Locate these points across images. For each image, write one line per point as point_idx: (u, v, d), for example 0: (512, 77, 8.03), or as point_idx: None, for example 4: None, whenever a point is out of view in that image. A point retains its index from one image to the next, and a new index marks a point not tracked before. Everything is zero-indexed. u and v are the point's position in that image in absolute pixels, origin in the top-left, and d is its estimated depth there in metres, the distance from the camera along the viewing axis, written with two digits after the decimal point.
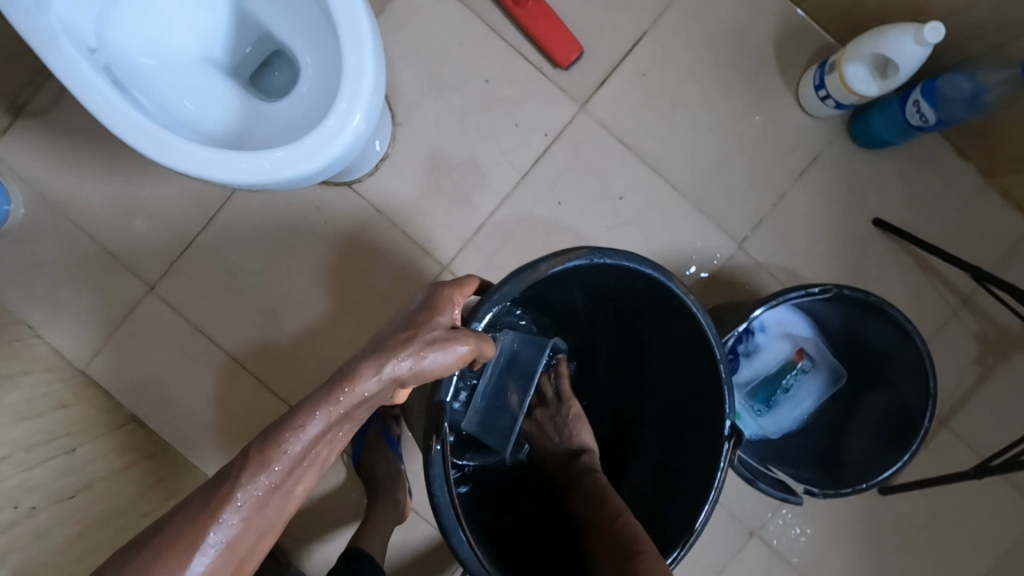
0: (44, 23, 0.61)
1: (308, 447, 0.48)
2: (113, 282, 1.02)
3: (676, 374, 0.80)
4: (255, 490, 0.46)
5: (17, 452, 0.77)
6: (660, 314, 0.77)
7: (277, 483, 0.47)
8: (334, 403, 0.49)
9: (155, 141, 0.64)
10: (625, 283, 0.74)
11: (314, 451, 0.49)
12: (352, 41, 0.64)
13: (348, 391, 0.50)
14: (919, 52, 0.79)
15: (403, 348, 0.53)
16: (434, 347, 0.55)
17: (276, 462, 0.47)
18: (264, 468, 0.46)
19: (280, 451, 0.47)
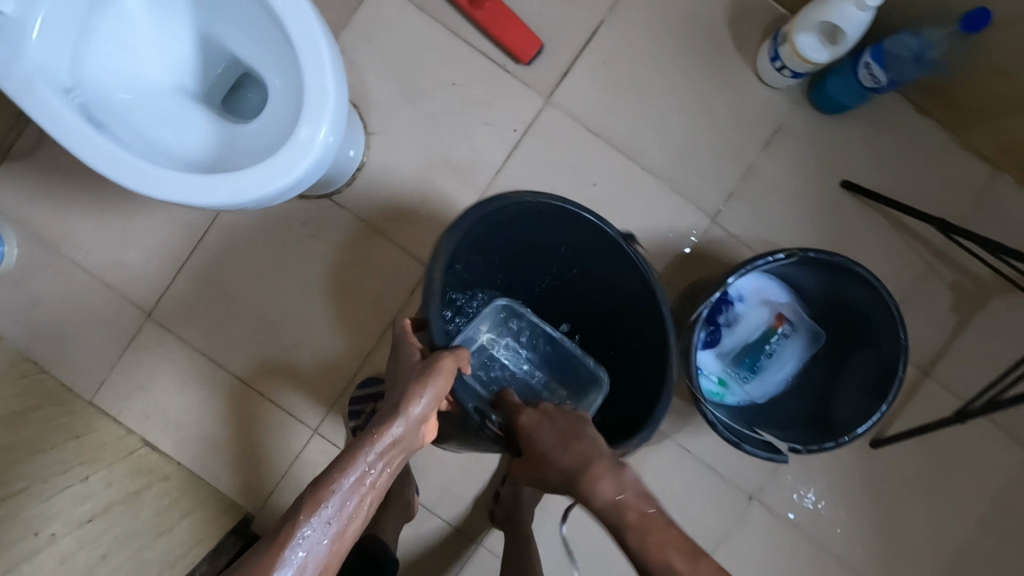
0: (19, 69, 0.64)
1: (352, 486, 0.57)
2: (112, 312, 1.05)
3: (619, 289, 0.86)
4: (313, 531, 0.53)
5: (35, 483, 0.80)
6: (575, 239, 0.84)
7: (332, 522, 0.54)
8: (366, 450, 0.59)
9: (139, 175, 0.67)
10: (525, 222, 0.82)
11: (358, 490, 0.57)
12: (313, 61, 0.67)
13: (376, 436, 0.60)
14: (863, 15, 0.81)
15: (411, 391, 0.63)
16: (430, 376, 0.65)
17: (328, 504, 0.55)
18: (318, 509, 0.54)
19: (329, 492, 0.55)
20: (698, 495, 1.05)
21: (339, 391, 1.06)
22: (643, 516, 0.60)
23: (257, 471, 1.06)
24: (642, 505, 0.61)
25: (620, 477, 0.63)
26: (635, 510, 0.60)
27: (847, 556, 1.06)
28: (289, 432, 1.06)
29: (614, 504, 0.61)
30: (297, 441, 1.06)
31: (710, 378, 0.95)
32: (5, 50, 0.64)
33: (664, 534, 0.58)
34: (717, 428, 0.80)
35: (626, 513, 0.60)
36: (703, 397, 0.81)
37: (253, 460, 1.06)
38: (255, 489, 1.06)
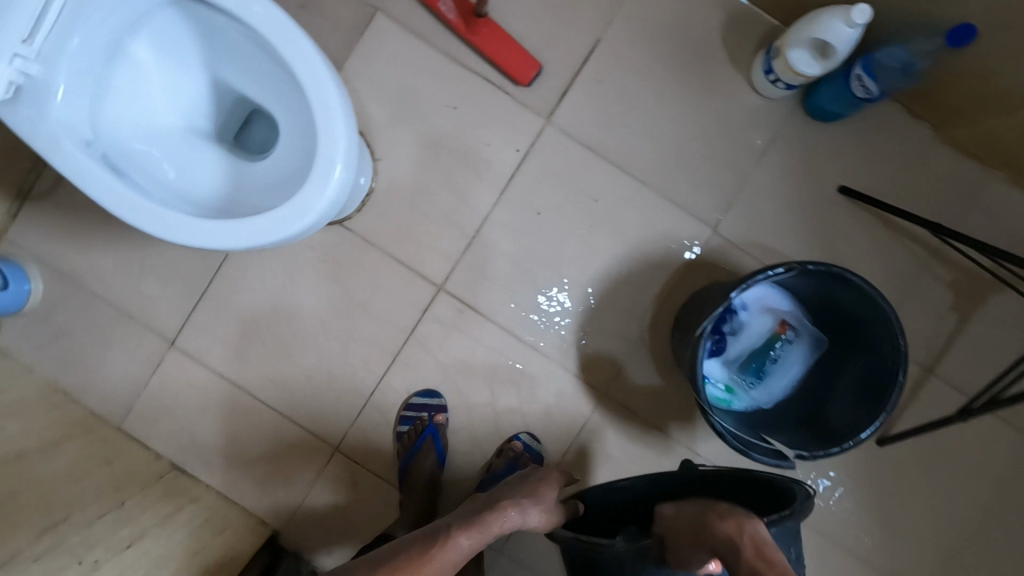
0: (45, 127, 0.67)
1: (463, 545, 0.75)
2: (136, 342, 1.09)
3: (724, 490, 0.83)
4: (425, 560, 0.72)
5: (73, 513, 0.86)
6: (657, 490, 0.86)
7: (439, 557, 0.73)
8: (485, 524, 0.77)
9: (166, 223, 0.70)
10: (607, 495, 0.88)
11: (464, 549, 0.75)
12: (321, 106, 0.69)
13: (496, 522, 0.77)
14: (851, 32, 0.83)
15: (531, 506, 0.81)
16: (544, 511, 0.82)
17: (443, 545, 0.74)
18: (435, 547, 0.74)
19: (448, 538, 0.75)
20: None
21: (358, 408, 1.09)
22: (758, 548, 0.64)
23: (281, 490, 1.10)
24: (763, 546, 0.65)
25: (744, 524, 0.67)
26: (753, 540, 0.65)
27: (857, 551, 1.08)
28: (310, 450, 1.10)
29: (734, 538, 0.66)
30: (318, 459, 1.10)
31: (716, 386, 0.98)
32: (30, 109, 0.67)
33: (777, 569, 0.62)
34: (725, 438, 0.82)
35: (745, 543, 0.65)
36: (711, 409, 0.84)
37: (277, 479, 1.10)
38: (280, 506, 1.10)
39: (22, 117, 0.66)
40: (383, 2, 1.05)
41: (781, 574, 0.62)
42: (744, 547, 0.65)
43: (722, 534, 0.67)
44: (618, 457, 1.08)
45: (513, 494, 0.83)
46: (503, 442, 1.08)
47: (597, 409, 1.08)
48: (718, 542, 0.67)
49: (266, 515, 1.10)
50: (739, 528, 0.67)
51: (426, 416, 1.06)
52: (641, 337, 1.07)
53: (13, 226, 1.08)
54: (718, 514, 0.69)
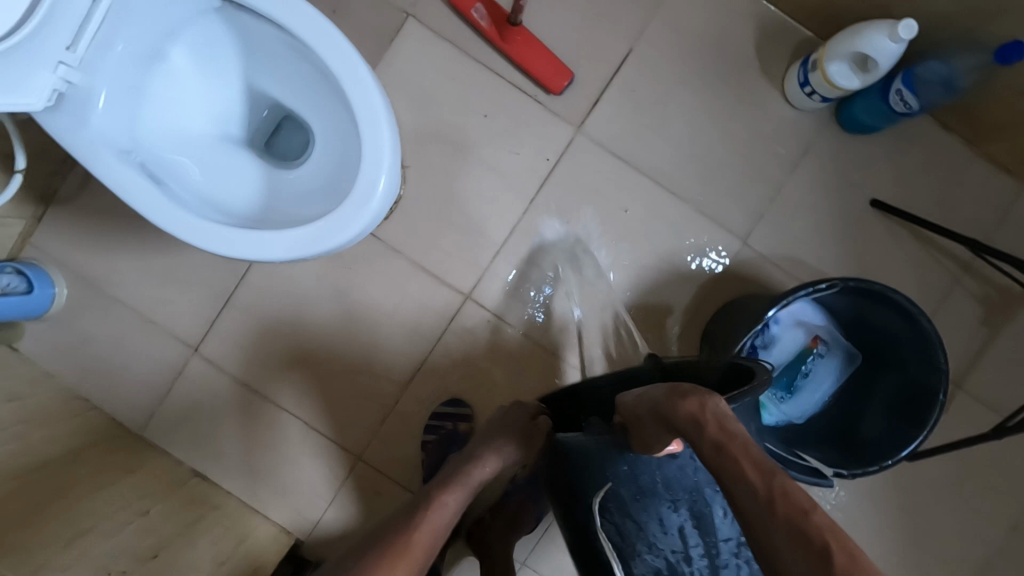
0: (87, 136, 0.66)
1: (447, 500, 0.69)
2: (159, 347, 1.08)
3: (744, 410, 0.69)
4: (412, 524, 0.65)
5: (99, 522, 0.84)
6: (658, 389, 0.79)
7: (424, 519, 0.66)
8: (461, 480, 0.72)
9: (205, 233, 0.69)
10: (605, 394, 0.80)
11: (450, 505, 0.69)
12: (368, 118, 0.68)
13: (473, 475, 0.74)
14: (896, 47, 0.83)
15: (502, 443, 0.78)
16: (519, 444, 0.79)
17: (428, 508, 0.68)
18: (417, 513, 0.67)
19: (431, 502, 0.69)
20: None
21: (382, 417, 1.09)
22: (720, 422, 0.53)
23: (304, 498, 1.09)
24: (732, 428, 0.53)
25: (705, 398, 0.55)
26: (715, 414, 0.53)
27: (883, 567, 1.08)
28: (332, 459, 1.09)
29: (698, 416, 0.54)
30: (341, 467, 1.09)
31: None
32: (72, 118, 0.66)
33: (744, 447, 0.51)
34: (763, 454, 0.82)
35: (707, 421, 0.53)
36: None
37: (300, 487, 1.09)
38: (303, 515, 1.09)
39: (63, 125, 0.66)
40: (415, 8, 1.04)
41: (747, 445, 0.51)
42: (708, 427, 0.52)
43: (683, 419, 0.55)
44: None
45: (477, 445, 0.80)
46: None
47: None
48: (680, 423, 0.55)
49: (288, 523, 1.09)
50: (702, 404, 0.55)
51: (449, 425, 1.05)
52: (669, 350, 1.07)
53: (37, 230, 1.07)
54: (678, 392, 0.57)
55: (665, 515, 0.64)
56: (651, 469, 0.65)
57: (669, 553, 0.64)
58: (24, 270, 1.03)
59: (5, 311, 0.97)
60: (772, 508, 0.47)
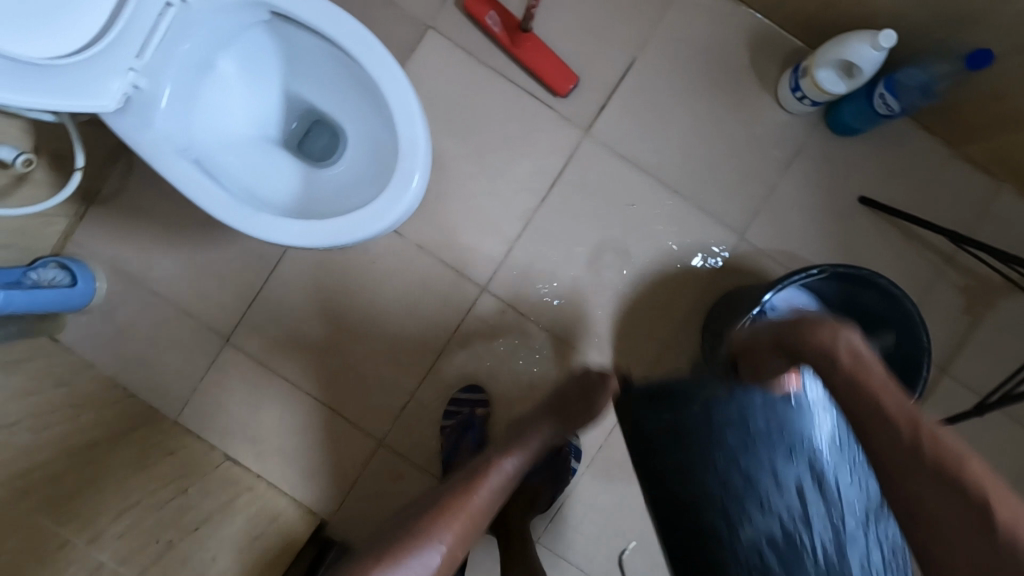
0: (151, 136, 0.73)
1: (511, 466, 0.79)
2: (193, 338, 1.15)
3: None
4: (480, 493, 0.74)
5: (145, 497, 0.91)
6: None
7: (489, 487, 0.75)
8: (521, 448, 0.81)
9: (258, 224, 0.76)
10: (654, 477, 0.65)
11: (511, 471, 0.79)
12: (405, 115, 0.75)
13: (530, 440, 0.82)
14: (877, 55, 0.92)
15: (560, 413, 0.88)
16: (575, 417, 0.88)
17: (494, 476, 0.77)
18: (484, 480, 0.76)
19: (498, 467, 0.78)
20: None
21: (403, 403, 1.15)
22: (860, 362, 0.59)
23: (330, 480, 1.15)
24: (912, 408, 0.55)
25: (839, 331, 0.61)
26: (915, 426, 0.53)
27: None
28: (357, 443, 1.15)
29: (875, 400, 0.56)
30: (365, 451, 1.15)
31: None
32: (138, 120, 0.73)
33: (895, 396, 0.56)
34: None
35: (859, 378, 0.57)
36: None
37: (325, 470, 1.15)
38: (328, 496, 1.15)
39: (129, 125, 0.73)
40: (434, 20, 1.12)
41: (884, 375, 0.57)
42: (903, 434, 0.53)
43: (881, 414, 0.55)
44: None
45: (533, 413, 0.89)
46: None
47: None
48: (816, 349, 0.61)
49: (314, 504, 1.15)
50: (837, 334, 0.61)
51: (467, 410, 1.11)
52: (673, 338, 1.14)
53: (79, 227, 1.14)
54: (829, 358, 0.60)
55: (781, 468, 0.64)
56: (760, 414, 0.65)
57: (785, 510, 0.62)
58: (68, 265, 1.10)
59: (51, 303, 1.04)
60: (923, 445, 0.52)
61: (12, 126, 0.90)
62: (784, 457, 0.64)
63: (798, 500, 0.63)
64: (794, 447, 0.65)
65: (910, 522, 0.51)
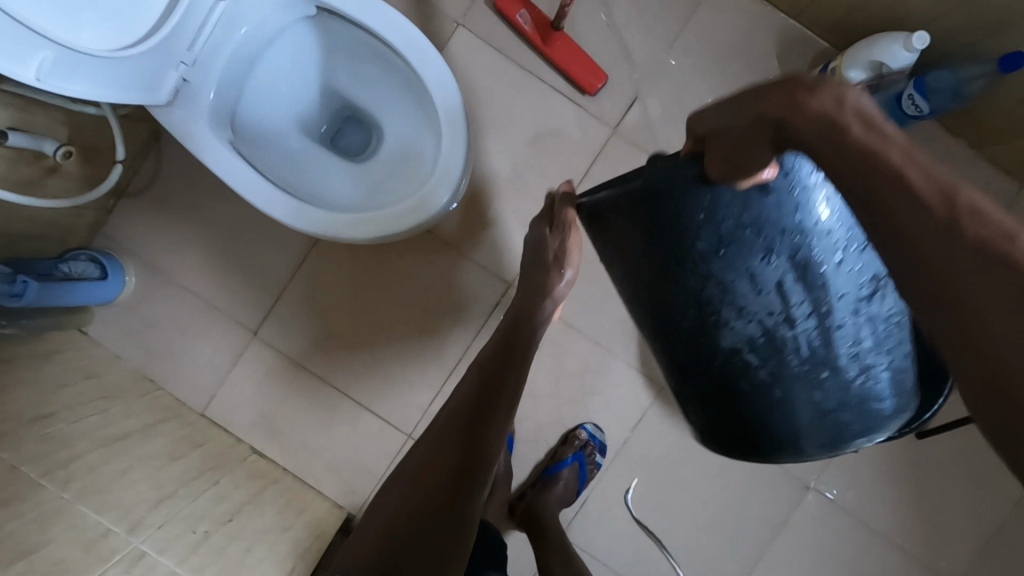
0: (198, 128, 0.74)
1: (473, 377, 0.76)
2: (220, 331, 1.16)
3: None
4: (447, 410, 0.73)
5: (179, 488, 0.92)
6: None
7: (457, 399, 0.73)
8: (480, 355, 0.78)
9: (299, 216, 0.77)
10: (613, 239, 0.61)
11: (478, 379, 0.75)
12: (448, 110, 0.76)
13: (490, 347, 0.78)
14: (909, 56, 0.94)
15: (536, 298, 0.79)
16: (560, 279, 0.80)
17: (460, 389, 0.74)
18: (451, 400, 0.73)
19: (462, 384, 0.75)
20: (756, 484, 1.17)
21: (430, 397, 1.16)
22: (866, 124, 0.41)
23: (356, 474, 1.16)
24: (941, 176, 0.39)
25: (845, 88, 0.42)
26: (859, 113, 0.41)
27: (896, 538, 1.17)
28: (384, 438, 1.16)
29: (895, 170, 0.39)
30: (391, 446, 1.16)
31: None
32: (187, 112, 0.74)
33: (913, 168, 0.39)
34: None
35: (846, 119, 0.41)
36: None
37: (351, 464, 1.16)
38: (353, 490, 1.16)
39: (178, 118, 0.74)
40: (464, 18, 1.13)
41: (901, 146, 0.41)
42: (933, 209, 0.38)
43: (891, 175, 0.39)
44: (674, 448, 1.16)
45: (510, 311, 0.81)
46: (567, 430, 1.16)
47: (656, 401, 1.15)
48: (814, 118, 0.42)
49: (340, 498, 1.16)
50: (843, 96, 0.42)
51: None
52: None
53: (108, 221, 1.15)
54: (828, 115, 0.42)
55: (761, 263, 0.56)
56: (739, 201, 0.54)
57: (764, 311, 0.57)
58: (98, 258, 1.10)
59: (82, 296, 1.05)
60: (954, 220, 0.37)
61: (47, 118, 0.90)
62: (763, 253, 0.55)
63: (776, 298, 0.56)
64: (773, 242, 0.55)
65: (926, 303, 0.39)
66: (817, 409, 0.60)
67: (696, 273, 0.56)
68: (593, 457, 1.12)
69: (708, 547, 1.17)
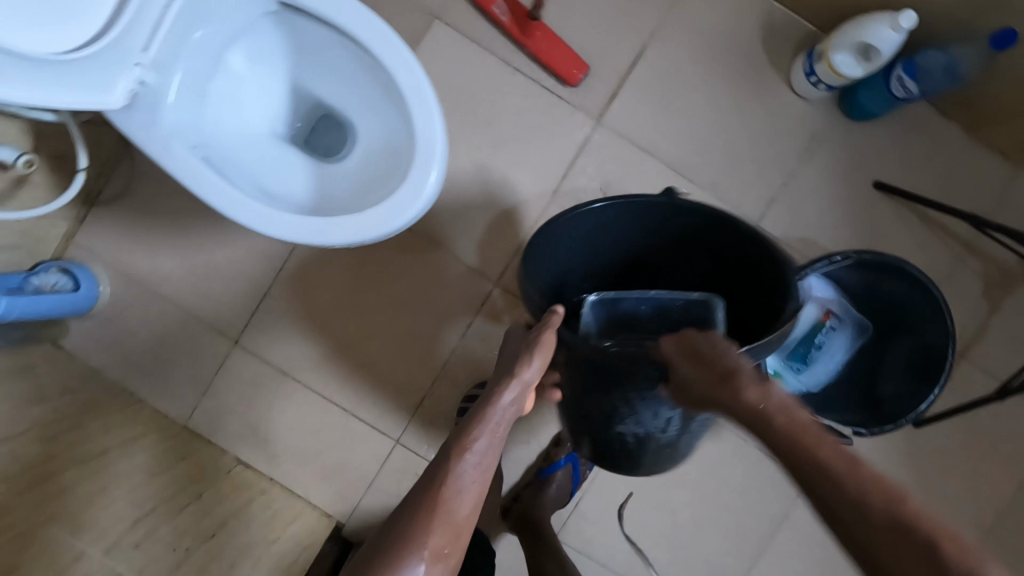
0: (159, 134, 0.71)
1: (481, 443, 0.70)
2: (201, 341, 1.13)
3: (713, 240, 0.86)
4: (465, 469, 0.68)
5: (159, 505, 0.90)
6: (652, 218, 0.86)
7: (479, 459, 0.69)
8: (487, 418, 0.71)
9: (268, 222, 0.74)
10: (566, 248, 0.85)
11: (485, 446, 0.70)
12: (421, 106, 0.73)
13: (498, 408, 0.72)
14: (896, 37, 0.91)
15: (522, 360, 0.74)
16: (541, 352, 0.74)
17: (470, 452, 0.69)
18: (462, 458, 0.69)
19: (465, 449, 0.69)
20: (754, 479, 1.15)
21: (419, 401, 1.13)
22: (793, 423, 0.59)
23: (345, 483, 1.13)
24: (847, 455, 0.55)
25: (768, 390, 0.62)
26: (782, 410, 0.60)
27: None
28: (372, 444, 1.13)
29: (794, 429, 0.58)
30: (379, 452, 1.13)
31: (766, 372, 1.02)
32: (146, 117, 0.70)
33: (833, 448, 0.56)
34: None
35: (774, 413, 0.60)
36: None
37: (340, 473, 1.13)
38: (343, 499, 1.13)
39: (136, 122, 0.70)
40: (441, 11, 1.10)
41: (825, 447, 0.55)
42: (843, 474, 0.53)
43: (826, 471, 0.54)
44: None
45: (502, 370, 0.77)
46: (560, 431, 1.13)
47: None
48: (750, 417, 0.61)
49: (330, 507, 1.13)
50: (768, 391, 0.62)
51: None
52: None
53: (80, 231, 1.12)
54: (741, 379, 0.64)
55: (662, 411, 0.75)
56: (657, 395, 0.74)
57: (655, 429, 0.78)
58: (69, 269, 1.07)
59: (55, 308, 1.02)
60: (874, 491, 0.51)
61: (12, 127, 0.88)
62: (669, 407, 0.75)
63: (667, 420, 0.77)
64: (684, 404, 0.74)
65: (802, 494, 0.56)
66: (654, 468, 0.84)
67: (618, 393, 0.74)
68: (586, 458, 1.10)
69: (706, 545, 1.15)
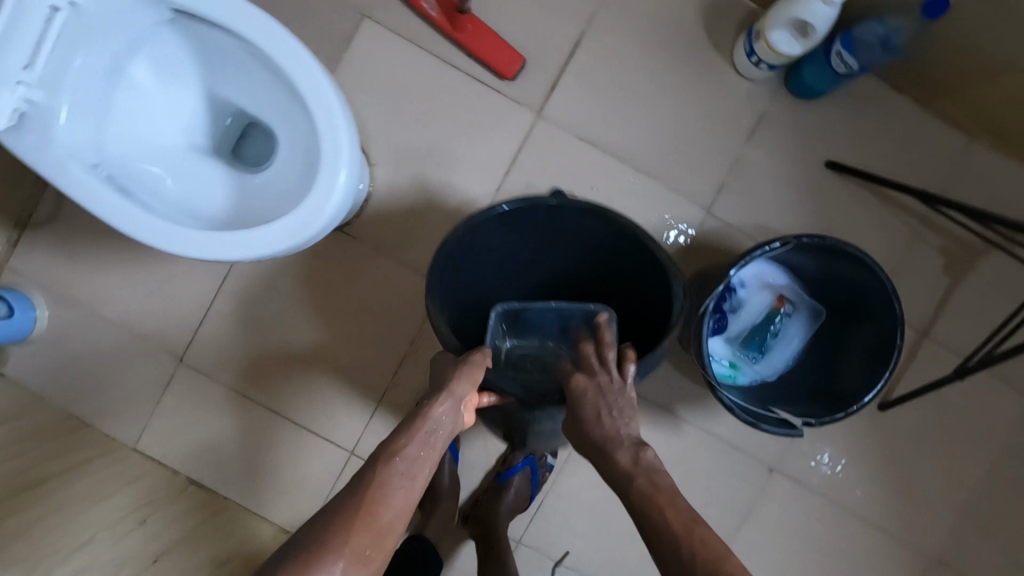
0: (51, 154, 0.68)
1: (411, 449, 0.67)
2: (146, 361, 1.10)
3: (623, 253, 0.89)
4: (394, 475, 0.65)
5: (100, 531, 0.87)
6: (561, 218, 0.88)
7: (407, 467, 0.66)
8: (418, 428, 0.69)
9: (175, 239, 0.71)
10: (474, 250, 0.88)
11: (414, 453, 0.67)
12: (324, 110, 0.70)
13: (430, 418, 0.69)
14: (829, 11, 0.88)
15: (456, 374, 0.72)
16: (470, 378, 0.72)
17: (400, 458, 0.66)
18: (392, 462, 0.66)
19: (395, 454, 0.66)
20: (718, 471, 1.12)
21: (371, 410, 1.11)
22: (652, 482, 0.65)
23: (301, 497, 1.11)
24: (691, 515, 0.62)
25: (640, 453, 0.68)
26: (646, 477, 0.65)
27: (869, 515, 1.12)
28: (327, 457, 1.11)
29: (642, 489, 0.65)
30: (335, 464, 1.11)
31: (721, 363, 1.00)
32: (36, 136, 0.67)
33: (676, 506, 0.62)
34: (734, 411, 0.85)
35: (637, 476, 0.66)
36: (717, 384, 0.86)
37: (295, 487, 1.11)
38: (300, 514, 1.11)
39: (28, 143, 0.67)
40: (370, 9, 1.06)
41: (670, 496, 0.64)
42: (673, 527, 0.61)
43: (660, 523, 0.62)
44: None
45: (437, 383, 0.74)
46: None
47: None
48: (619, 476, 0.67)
49: (287, 523, 1.11)
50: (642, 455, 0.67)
51: None
52: None
53: (13, 255, 1.09)
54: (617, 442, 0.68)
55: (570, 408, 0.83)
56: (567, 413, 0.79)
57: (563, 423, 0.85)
58: (4, 296, 1.05)
59: None
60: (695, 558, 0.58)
61: None
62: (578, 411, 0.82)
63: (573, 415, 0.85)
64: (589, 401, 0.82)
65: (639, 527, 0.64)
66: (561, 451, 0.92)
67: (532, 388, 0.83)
68: (544, 459, 1.08)
69: None
